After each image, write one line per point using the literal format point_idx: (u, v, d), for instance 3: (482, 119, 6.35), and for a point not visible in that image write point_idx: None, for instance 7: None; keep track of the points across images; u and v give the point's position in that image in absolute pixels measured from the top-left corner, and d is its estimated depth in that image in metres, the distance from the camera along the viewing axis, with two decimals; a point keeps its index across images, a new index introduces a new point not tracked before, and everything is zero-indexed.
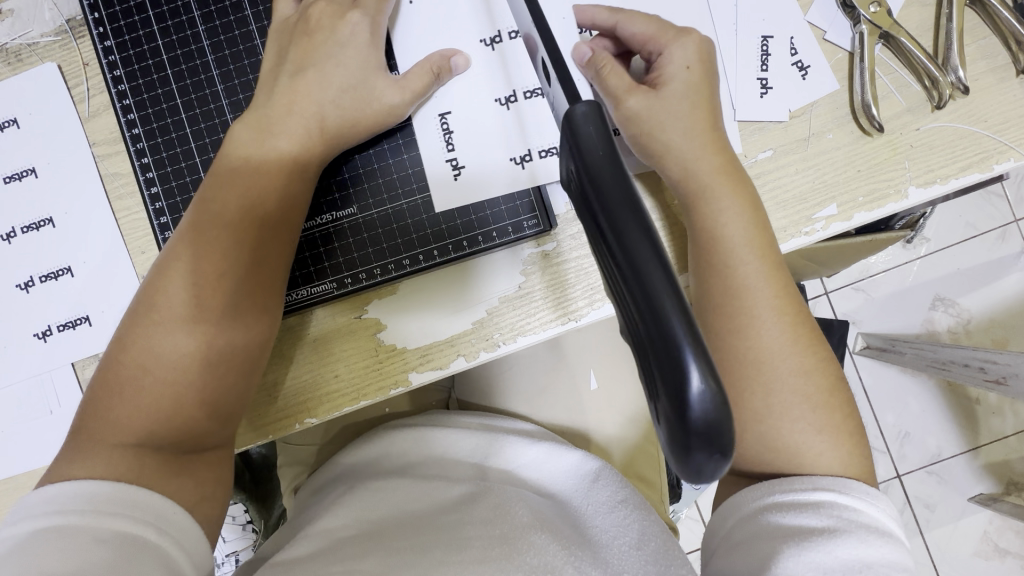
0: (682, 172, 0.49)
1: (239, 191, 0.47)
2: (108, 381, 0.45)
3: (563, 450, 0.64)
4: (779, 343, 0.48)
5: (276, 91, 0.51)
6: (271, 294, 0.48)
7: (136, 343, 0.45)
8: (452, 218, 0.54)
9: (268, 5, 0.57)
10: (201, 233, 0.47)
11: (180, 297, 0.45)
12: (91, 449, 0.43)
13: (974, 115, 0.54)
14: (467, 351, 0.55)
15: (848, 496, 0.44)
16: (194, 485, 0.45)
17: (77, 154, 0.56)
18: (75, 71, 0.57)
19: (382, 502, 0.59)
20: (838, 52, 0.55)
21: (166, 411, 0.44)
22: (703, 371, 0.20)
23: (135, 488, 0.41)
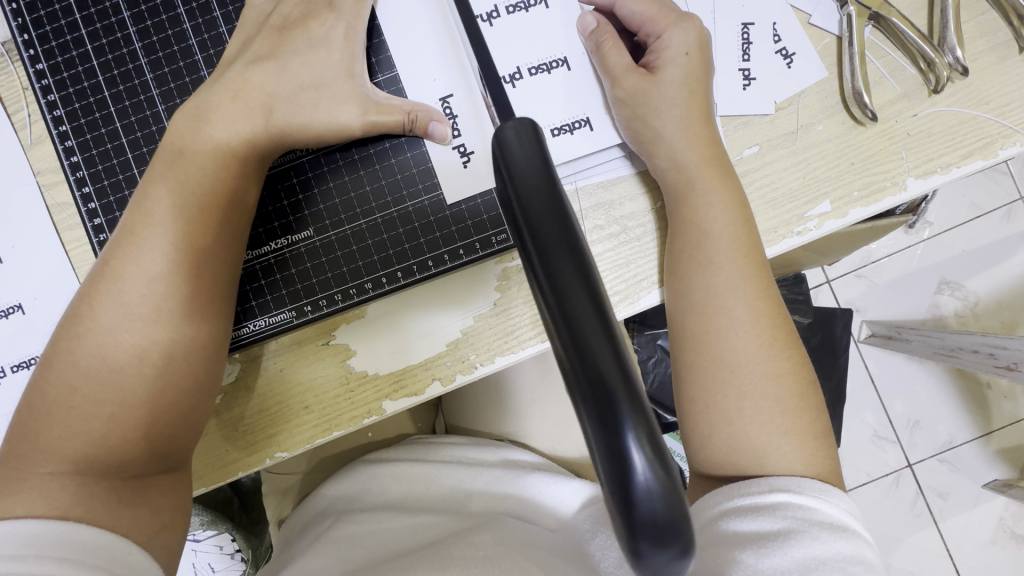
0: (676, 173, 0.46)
1: (170, 190, 0.44)
2: (36, 404, 0.42)
3: (560, 481, 0.60)
4: (764, 356, 0.43)
5: (225, 76, 0.47)
6: (209, 299, 0.45)
7: (64, 359, 0.42)
8: (416, 236, 0.51)
9: (208, 16, 0.53)
10: (133, 236, 0.44)
11: (114, 314, 0.43)
12: (20, 479, 0.40)
13: (975, 97, 0.50)
14: (443, 375, 0.51)
15: (802, 494, 0.39)
16: (150, 514, 0.42)
17: (20, 184, 0.53)
18: (14, 95, 0.53)
19: (359, 546, 0.55)
20: (825, 36, 0.51)
21: (103, 436, 0.41)
22: (650, 462, 0.18)
23: (84, 529, 0.39)
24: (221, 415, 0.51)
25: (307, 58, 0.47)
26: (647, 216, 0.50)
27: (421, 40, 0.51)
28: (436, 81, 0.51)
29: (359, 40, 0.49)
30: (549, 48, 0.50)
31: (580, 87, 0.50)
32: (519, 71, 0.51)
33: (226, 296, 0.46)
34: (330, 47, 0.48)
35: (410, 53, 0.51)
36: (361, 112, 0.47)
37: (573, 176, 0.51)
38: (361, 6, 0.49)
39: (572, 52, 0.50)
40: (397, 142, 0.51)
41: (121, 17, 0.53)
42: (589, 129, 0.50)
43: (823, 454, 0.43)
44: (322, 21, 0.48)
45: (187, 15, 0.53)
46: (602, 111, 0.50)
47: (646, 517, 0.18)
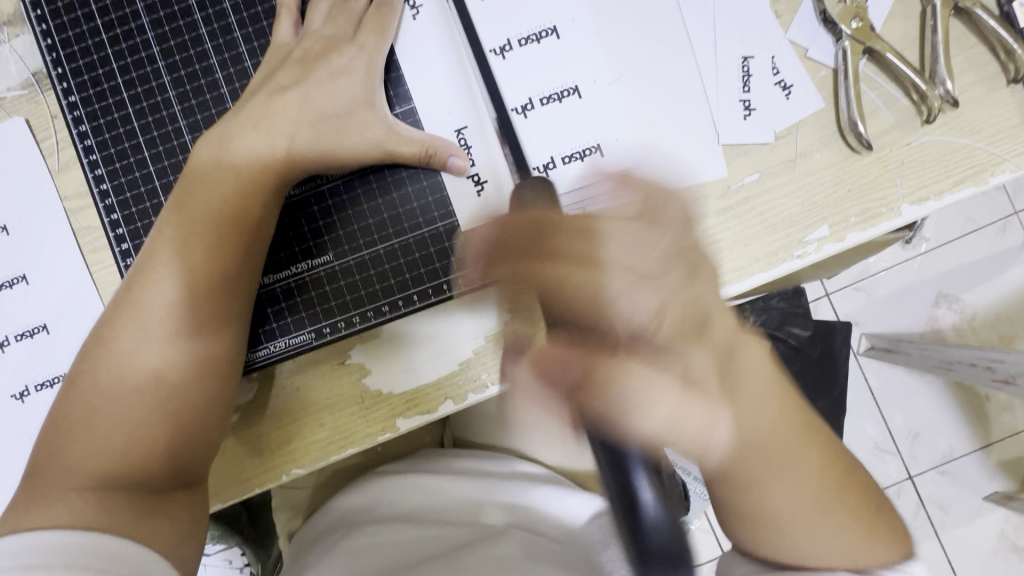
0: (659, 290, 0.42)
1: (193, 217, 0.46)
2: (59, 422, 0.44)
3: (566, 491, 0.62)
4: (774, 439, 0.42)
5: (247, 105, 0.49)
6: (226, 322, 0.47)
7: (87, 379, 0.44)
8: (431, 261, 0.53)
9: (234, 51, 0.55)
10: (155, 262, 0.46)
11: (135, 337, 0.44)
12: (43, 495, 0.41)
13: (966, 127, 0.52)
14: (456, 394, 0.53)
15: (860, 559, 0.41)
16: (170, 527, 0.43)
17: (48, 208, 0.55)
18: (44, 124, 0.55)
19: (375, 554, 0.56)
20: (821, 68, 0.53)
21: (122, 455, 0.43)
22: None
23: (109, 539, 0.40)
24: (239, 432, 0.52)
25: (328, 90, 0.50)
26: None
27: (437, 72, 0.53)
28: (451, 112, 0.53)
29: (377, 74, 0.51)
30: (558, 81, 0.53)
31: (589, 118, 0.53)
32: (530, 102, 0.53)
33: (244, 318, 0.48)
34: (348, 80, 0.50)
35: (425, 85, 0.53)
36: (382, 144, 0.50)
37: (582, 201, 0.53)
38: (382, 41, 0.51)
39: (582, 80, 0.53)
40: (414, 171, 0.53)
41: (150, 51, 0.55)
42: (600, 156, 0.53)
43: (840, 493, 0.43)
44: (342, 54, 0.51)
45: (213, 49, 0.55)
46: (610, 140, 0.53)
47: (655, 544, 0.36)
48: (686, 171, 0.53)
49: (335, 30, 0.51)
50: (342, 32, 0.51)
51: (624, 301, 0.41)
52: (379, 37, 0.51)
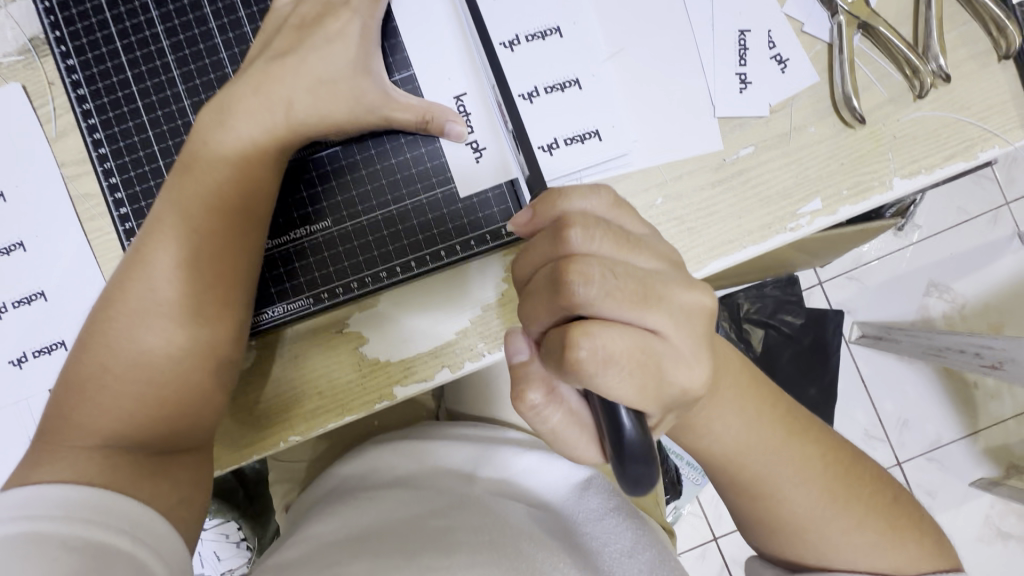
0: (607, 269, 0.33)
1: (201, 180, 0.47)
2: (70, 382, 0.44)
3: (553, 458, 0.64)
4: (796, 463, 0.45)
5: (248, 74, 0.49)
6: (237, 284, 0.47)
7: (97, 340, 0.45)
8: (430, 228, 0.53)
9: (233, 16, 0.55)
10: (167, 224, 0.46)
11: (141, 298, 0.45)
12: (55, 453, 0.42)
13: (958, 103, 0.53)
14: (452, 362, 0.54)
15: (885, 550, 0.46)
16: (171, 488, 0.44)
17: (44, 175, 0.55)
18: (40, 90, 0.55)
19: (371, 511, 0.58)
20: (816, 44, 0.54)
21: (136, 414, 0.44)
22: (635, 423, 0.32)
23: (110, 494, 0.41)
24: (237, 397, 0.53)
25: (329, 54, 0.49)
26: (647, 212, 0.53)
27: (439, 41, 0.53)
28: (451, 81, 0.53)
29: (372, 40, 0.51)
30: (559, 58, 0.53)
31: (587, 90, 0.53)
32: (536, 88, 0.53)
33: (250, 283, 0.48)
34: (347, 43, 0.50)
35: (425, 55, 0.53)
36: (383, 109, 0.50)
37: (579, 171, 0.53)
38: (376, 6, 0.51)
39: (582, 73, 0.53)
40: (412, 137, 0.53)
41: (149, 15, 0.55)
42: (598, 140, 0.53)
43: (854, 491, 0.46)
44: (346, 19, 0.50)
45: (213, 15, 0.55)
46: (607, 113, 0.53)
47: (630, 454, 0.31)
48: (681, 143, 0.53)
49: None
50: None
51: (602, 281, 0.33)
52: (375, 2, 0.51)
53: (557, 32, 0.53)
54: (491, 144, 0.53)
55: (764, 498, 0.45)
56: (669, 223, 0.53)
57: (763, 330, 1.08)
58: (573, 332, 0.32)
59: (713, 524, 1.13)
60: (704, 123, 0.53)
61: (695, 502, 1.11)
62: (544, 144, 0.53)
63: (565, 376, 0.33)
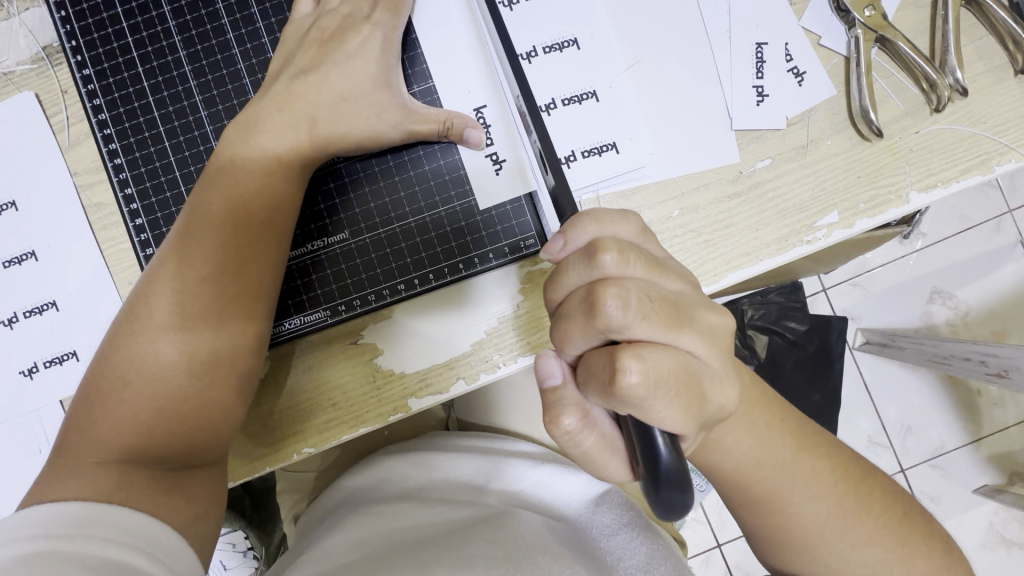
0: (643, 292, 0.33)
1: (223, 192, 0.46)
2: (91, 395, 0.45)
3: (568, 472, 0.65)
4: (808, 478, 0.44)
5: (271, 90, 0.49)
6: (256, 298, 0.47)
7: (117, 354, 0.44)
8: (447, 240, 0.53)
9: (251, 26, 0.54)
10: (189, 238, 0.46)
11: (163, 311, 0.45)
12: (72, 468, 0.42)
13: (974, 116, 0.53)
14: (467, 374, 0.53)
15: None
16: (186, 504, 0.44)
17: (57, 184, 0.54)
18: (54, 99, 0.55)
19: (384, 527, 0.57)
20: (833, 57, 0.54)
21: (155, 428, 0.44)
22: (667, 445, 0.32)
23: (127, 511, 0.40)
24: (251, 410, 0.52)
25: (349, 68, 0.49)
26: (665, 224, 0.53)
27: (458, 51, 0.53)
28: (470, 92, 0.53)
29: (393, 53, 0.51)
30: (577, 69, 0.53)
31: (605, 102, 0.53)
32: (556, 100, 0.53)
33: (271, 298, 0.48)
34: (366, 56, 0.50)
35: (443, 67, 0.53)
36: (402, 123, 0.50)
37: (597, 183, 0.53)
38: (397, 19, 0.51)
39: (600, 85, 0.53)
40: (432, 149, 0.53)
41: (166, 25, 0.55)
42: (615, 153, 0.53)
43: (868, 505, 0.46)
44: (365, 31, 0.50)
45: (231, 25, 0.54)
46: (624, 125, 0.53)
47: (666, 479, 0.31)
48: (698, 155, 0.53)
49: (354, 9, 0.51)
50: (358, 10, 0.51)
51: (638, 304, 0.33)
52: (396, 14, 0.51)
53: (575, 44, 0.53)
54: (509, 157, 0.53)
55: (783, 516, 0.44)
56: (686, 236, 0.53)
57: (768, 336, 1.08)
58: (618, 354, 0.32)
59: (718, 532, 1.12)
60: (721, 136, 0.53)
61: (700, 510, 1.11)
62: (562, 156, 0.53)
63: (609, 400, 0.33)
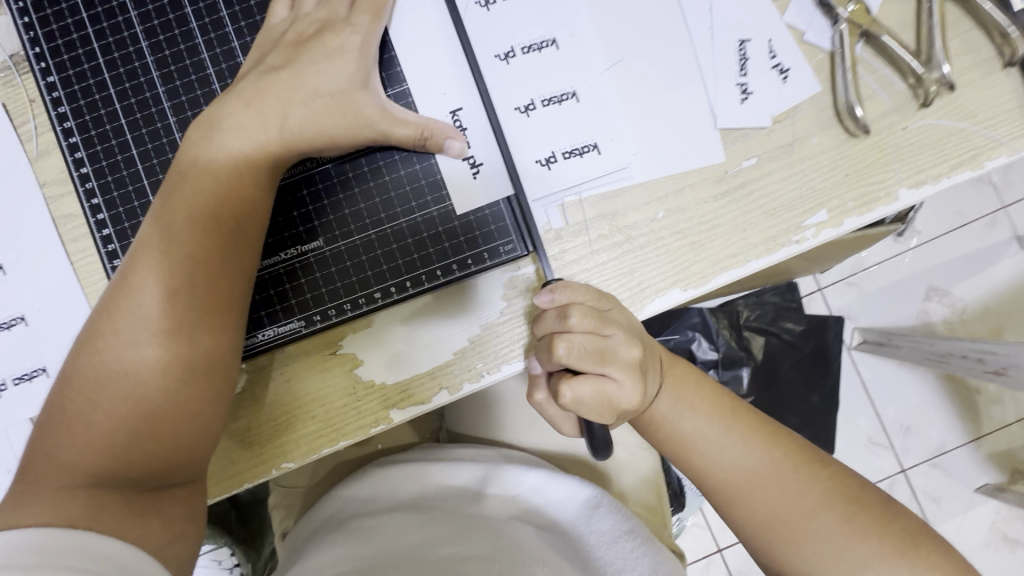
0: (587, 339, 0.41)
1: (192, 201, 0.45)
2: (57, 418, 0.43)
3: (561, 477, 0.62)
4: (757, 458, 0.47)
5: (240, 86, 0.48)
6: (231, 308, 0.46)
7: (85, 374, 0.43)
8: (426, 246, 0.52)
9: (220, 30, 0.53)
10: (157, 249, 0.44)
11: (133, 327, 0.43)
12: (39, 494, 0.40)
13: (962, 110, 0.52)
14: (450, 384, 0.52)
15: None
16: (162, 524, 0.42)
17: (25, 196, 0.53)
18: (21, 108, 0.53)
19: (371, 540, 0.55)
20: (818, 52, 0.53)
21: (126, 448, 0.42)
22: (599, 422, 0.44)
23: (93, 536, 0.39)
24: (229, 425, 0.51)
25: (321, 72, 0.48)
26: (649, 226, 0.52)
27: (436, 53, 0.52)
28: (447, 94, 0.52)
29: (371, 54, 0.49)
30: (557, 70, 0.52)
31: (585, 102, 0.52)
32: (536, 100, 0.52)
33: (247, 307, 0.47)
34: (341, 59, 0.48)
35: (420, 69, 0.52)
36: (375, 127, 0.48)
37: (578, 185, 0.52)
38: (376, 21, 0.50)
39: (580, 85, 0.52)
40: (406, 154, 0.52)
41: (133, 31, 0.53)
42: (597, 153, 0.52)
43: (850, 508, 0.45)
44: (336, 35, 0.49)
45: (199, 30, 0.53)
46: (605, 125, 0.52)
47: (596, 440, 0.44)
48: (681, 155, 0.52)
49: (330, 12, 0.50)
50: (334, 14, 0.50)
51: (581, 347, 0.41)
52: (374, 17, 0.49)
53: (554, 43, 0.52)
54: (488, 159, 0.52)
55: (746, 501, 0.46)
56: (671, 237, 0.52)
57: (763, 337, 1.06)
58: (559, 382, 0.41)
59: (717, 538, 1.11)
60: (705, 134, 0.52)
61: (699, 516, 1.09)
62: (541, 157, 0.52)
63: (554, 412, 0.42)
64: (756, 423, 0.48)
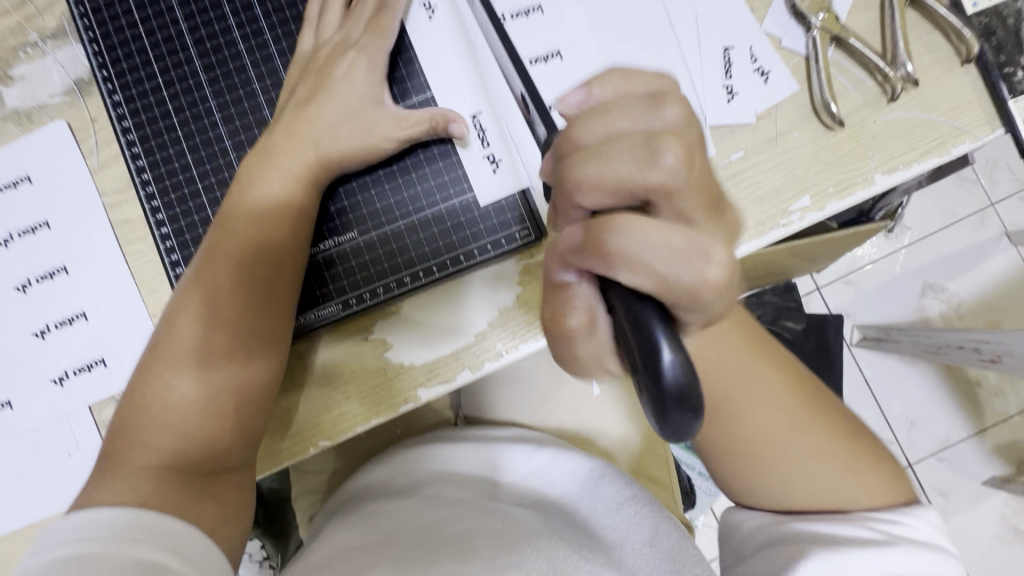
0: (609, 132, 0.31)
1: (252, 213, 0.53)
2: (133, 405, 0.48)
3: (570, 454, 0.66)
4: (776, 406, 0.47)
5: (280, 117, 0.55)
6: (283, 306, 0.52)
7: (159, 366, 0.49)
8: (449, 236, 0.57)
9: (265, 52, 0.60)
10: (222, 255, 0.51)
11: (199, 327, 0.49)
12: (119, 472, 0.46)
13: (927, 104, 0.58)
14: (473, 362, 0.57)
15: (886, 521, 0.44)
16: (216, 507, 0.47)
17: (86, 203, 0.59)
18: (84, 126, 0.60)
19: (397, 514, 0.59)
20: (794, 56, 0.59)
21: (193, 432, 0.48)
22: None
23: (158, 514, 0.43)
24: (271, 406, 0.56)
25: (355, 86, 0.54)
26: None
27: (452, 64, 0.58)
28: (466, 101, 0.58)
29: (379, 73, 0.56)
30: (562, 78, 0.58)
31: None
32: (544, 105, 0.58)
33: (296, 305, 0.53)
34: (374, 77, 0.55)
35: (441, 80, 0.58)
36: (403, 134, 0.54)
37: None
38: (381, 41, 0.56)
39: None
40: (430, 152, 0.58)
41: (188, 53, 0.60)
42: None
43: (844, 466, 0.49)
44: (349, 58, 0.55)
45: (246, 51, 0.60)
46: None
47: None
48: None
49: (345, 38, 0.56)
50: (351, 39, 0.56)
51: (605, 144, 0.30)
52: (378, 38, 0.55)
53: (558, 55, 0.59)
54: (506, 157, 0.58)
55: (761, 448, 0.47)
56: None
57: None
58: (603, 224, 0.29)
59: None
60: (696, 131, 0.57)
61: (710, 512, 1.11)
62: None
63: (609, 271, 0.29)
64: (772, 372, 0.48)
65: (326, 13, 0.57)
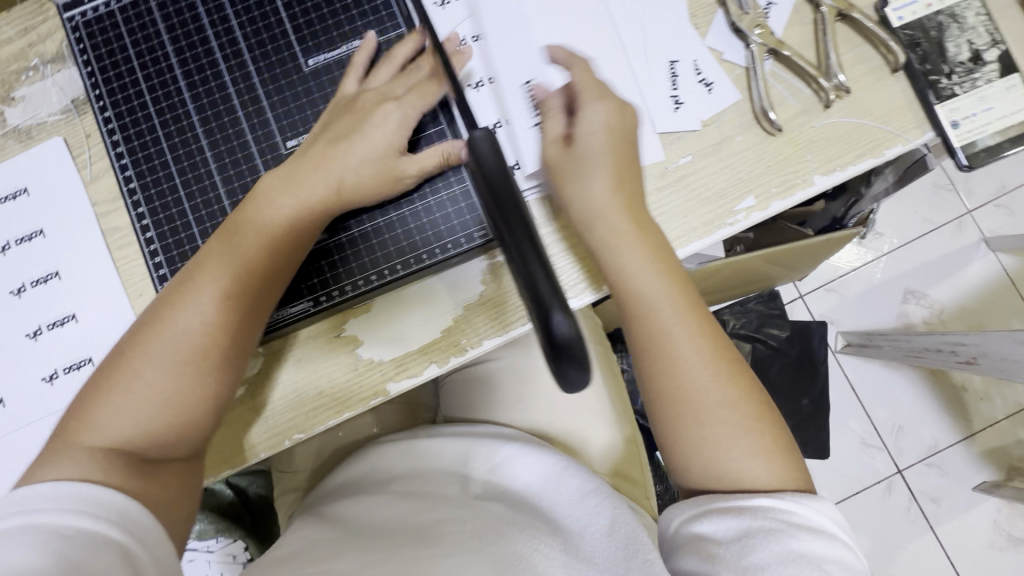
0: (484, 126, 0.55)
1: (240, 213, 0.54)
2: (101, 384, 0.51)
3: (540, 449, 0.68)
4: (724, 399, 0.52)
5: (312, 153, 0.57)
6: (251, 310, 0.54)
7: (134, 351, 0.51)
8: (411, 236, 0.61)
9: (244, 71, 0.64)
10: (208, 251, 0.53)
11: (176, 322, 0.51)
12: (70, 450, 0.48)
13: (861, 110, 0.62)
14: (439, 358, 0.60)
15: (782, 500, 0.49)
16: (158, 489, 0.50)
17: (79, 212, 0.63)
18: (79, 142, 0.64)
19: (367, 507, 0.62)
20: (735, 68, 0.63)
21: (149, 421, 0.50)
22: None
23: (99, 488, 0.46)
24: (246, 399, 0.59)
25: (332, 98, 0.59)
26: None
27: None
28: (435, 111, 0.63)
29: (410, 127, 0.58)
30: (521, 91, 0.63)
31: None
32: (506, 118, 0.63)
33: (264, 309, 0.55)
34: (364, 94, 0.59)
35: None
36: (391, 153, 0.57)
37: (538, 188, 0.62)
38: (422, 102, 0.58)
39: None
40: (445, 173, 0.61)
41: (174, 72, 0.64)
42: None
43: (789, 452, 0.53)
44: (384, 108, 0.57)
45: (227, 69, 0.64)
46: None
47: None
48: None
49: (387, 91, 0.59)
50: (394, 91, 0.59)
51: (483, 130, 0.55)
52: (422, 99, 0.58)
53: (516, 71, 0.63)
54: None
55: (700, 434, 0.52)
56: None
57: (751, 344, 1.14)
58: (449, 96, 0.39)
59: None
60: (646, 138, 0.62)
61: None
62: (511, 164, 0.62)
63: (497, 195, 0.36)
64: (717, 365, 0.52)
65: (382, 66, 0.61)
